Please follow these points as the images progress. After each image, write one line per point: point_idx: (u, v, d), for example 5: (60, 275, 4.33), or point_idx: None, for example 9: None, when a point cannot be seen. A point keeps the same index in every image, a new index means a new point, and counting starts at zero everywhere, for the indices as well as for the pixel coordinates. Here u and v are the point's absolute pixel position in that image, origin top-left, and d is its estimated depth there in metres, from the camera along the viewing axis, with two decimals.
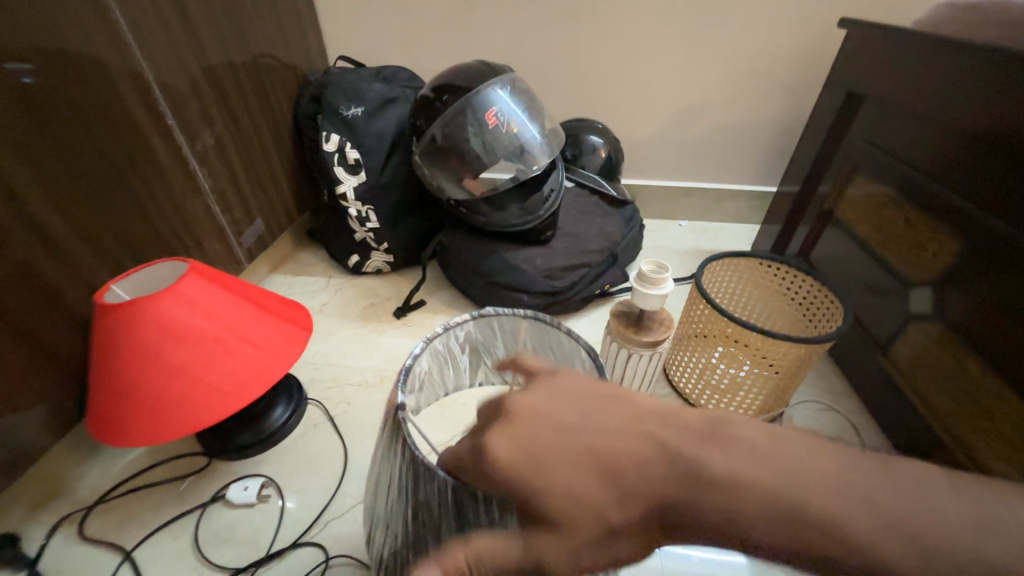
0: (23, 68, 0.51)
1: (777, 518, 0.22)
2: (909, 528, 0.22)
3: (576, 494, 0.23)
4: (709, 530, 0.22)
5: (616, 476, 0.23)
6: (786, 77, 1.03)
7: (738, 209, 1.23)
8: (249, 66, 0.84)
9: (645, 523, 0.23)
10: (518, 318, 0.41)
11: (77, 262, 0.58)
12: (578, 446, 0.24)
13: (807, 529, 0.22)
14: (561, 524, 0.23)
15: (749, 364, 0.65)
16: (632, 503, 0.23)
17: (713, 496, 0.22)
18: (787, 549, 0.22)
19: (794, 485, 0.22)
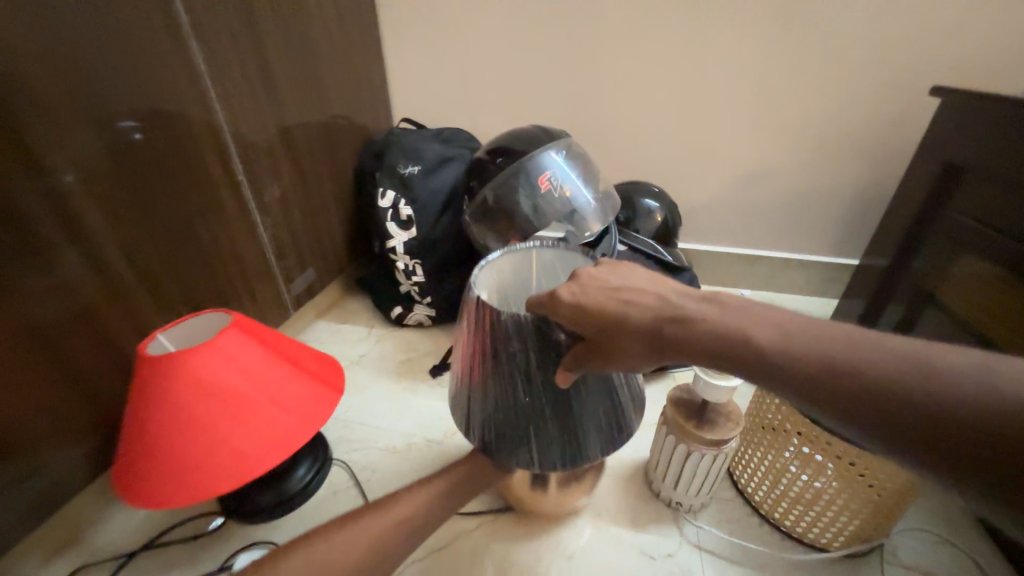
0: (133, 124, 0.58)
1: (749, 342, 0.33)
2: (860, 362, 0.30)
3: (614, 308, 0.38)
4: (703, 346, 0.35)
5: (640, 307, 0.38)
6: (866, 144, 0.95)
7: (809, 280, 1.12)
8: (321, 126, 0.90)
9: (659, 335, 0.37)
10: (529, 250, 0.50)
11: (136, 305, 0.60)
12: (616, 293, 0.39)
13: (774, 347, 0.33)
14: (598, 330, 0.38)
15: (838, 478, 0.54)
16: (653, 318, 0.37)
17: (703, 324, 0.35)
18: (769, 370, 0.32)
19: (763, 325, 0.34)
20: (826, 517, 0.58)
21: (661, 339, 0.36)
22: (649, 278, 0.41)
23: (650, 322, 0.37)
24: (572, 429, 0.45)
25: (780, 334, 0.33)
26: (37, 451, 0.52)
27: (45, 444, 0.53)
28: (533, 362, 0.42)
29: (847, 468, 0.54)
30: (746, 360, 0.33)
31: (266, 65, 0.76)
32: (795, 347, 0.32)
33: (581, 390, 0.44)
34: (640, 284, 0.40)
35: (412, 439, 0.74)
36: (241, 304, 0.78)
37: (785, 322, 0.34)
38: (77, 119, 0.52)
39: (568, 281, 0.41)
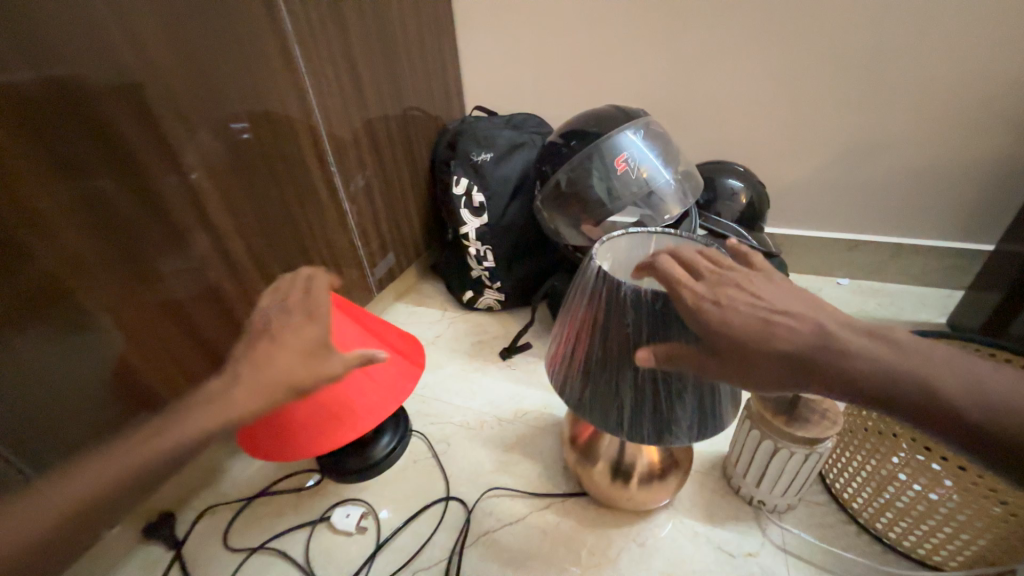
0: (241, 127, 0.64)
1: (884, 377, 0.36)
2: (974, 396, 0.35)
3: (764, 332, 0.36)
4: (835, 377, 0.36)
5: (785, 333, 0.36)
6: (1012, 106, 0.80)
7: (926, 269, 0.98)
8: (399, 117, 0.94)
9: (798, 364, 0.36)
10: (649, 235, 0.51)
11: (247, 284, 0.69)
12: (765, 311, 0.36)
13: (900, 384, 0.36)
14: (738, 354, 0.36)
15: (965, 493, 0.48)
16: (799, 345, 0.36)
17: (843, 358, 0.36)
18: (889, 398, 0.36)
19: (901, 363, 0.36)
20: (941, 534, 0.51)
21: (802, 366, 0.36)
22: (801, 298, 0.38)
23: (794, 346, 0.36)
24: (667, 410, 0.45)
25: (915, 368, 0.36)
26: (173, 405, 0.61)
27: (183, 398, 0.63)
28: (644, 337, 0.42)
29: (974, 482, 0.47)
30: (877, 392, 0.36)
31: (352, 61, 0.81)
32: (922, 383, 0.35)
33: (678, 379, 0.43)
34: (789, 303, 0.37)
35: (484, 418, 0.77)
36: (332, 285, 0.86)
37: (913, 353, 0.37)
38: (196, 122, 0.58)
39: (715, 291, 0.38)
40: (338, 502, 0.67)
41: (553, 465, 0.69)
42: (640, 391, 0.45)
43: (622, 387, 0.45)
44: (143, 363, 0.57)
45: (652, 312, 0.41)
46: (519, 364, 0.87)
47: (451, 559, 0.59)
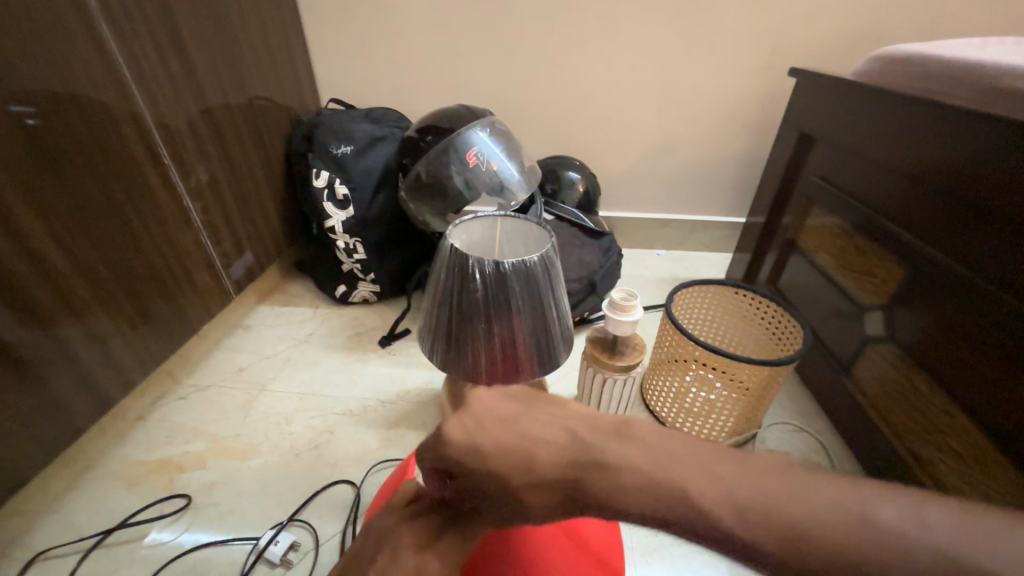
0: (26, 110, 0.54)
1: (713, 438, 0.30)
2: None
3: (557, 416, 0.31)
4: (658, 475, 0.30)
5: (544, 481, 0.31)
6: (749, 116, 1.11)
7: (712, 239, 1.29)
8: (245, 107, 0.89)
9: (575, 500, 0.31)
10: (496, 219, 0.61)
11: (69, 290, 0.61)
12: (517, 433, 0.32)
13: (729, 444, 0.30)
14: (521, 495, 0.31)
15: (719, 386, 0.71)
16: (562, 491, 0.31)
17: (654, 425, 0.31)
18: None
19: None
20: (712, 422, 0.75)
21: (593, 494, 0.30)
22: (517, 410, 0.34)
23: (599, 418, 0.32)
24: (513, 360, 0.55)
25: None
26: None
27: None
28: (488, 299, 0.52)
29: (729, 380, 0.70)
30: None
31: (181, 43, 0.74)
32: None
33: (522, 332, 0.54)
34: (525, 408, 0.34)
35: (367, 403, 0.80)
36: (180, 290, 0.79)
37: None
38: None
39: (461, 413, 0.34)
40: (211, 516, 0.64)
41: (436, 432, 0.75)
42: (490, 343, 0.54)
43: (477, 340, 0.54)
44: None
45: (493, 278, 0.51)
46: (400, 350, 0.92)
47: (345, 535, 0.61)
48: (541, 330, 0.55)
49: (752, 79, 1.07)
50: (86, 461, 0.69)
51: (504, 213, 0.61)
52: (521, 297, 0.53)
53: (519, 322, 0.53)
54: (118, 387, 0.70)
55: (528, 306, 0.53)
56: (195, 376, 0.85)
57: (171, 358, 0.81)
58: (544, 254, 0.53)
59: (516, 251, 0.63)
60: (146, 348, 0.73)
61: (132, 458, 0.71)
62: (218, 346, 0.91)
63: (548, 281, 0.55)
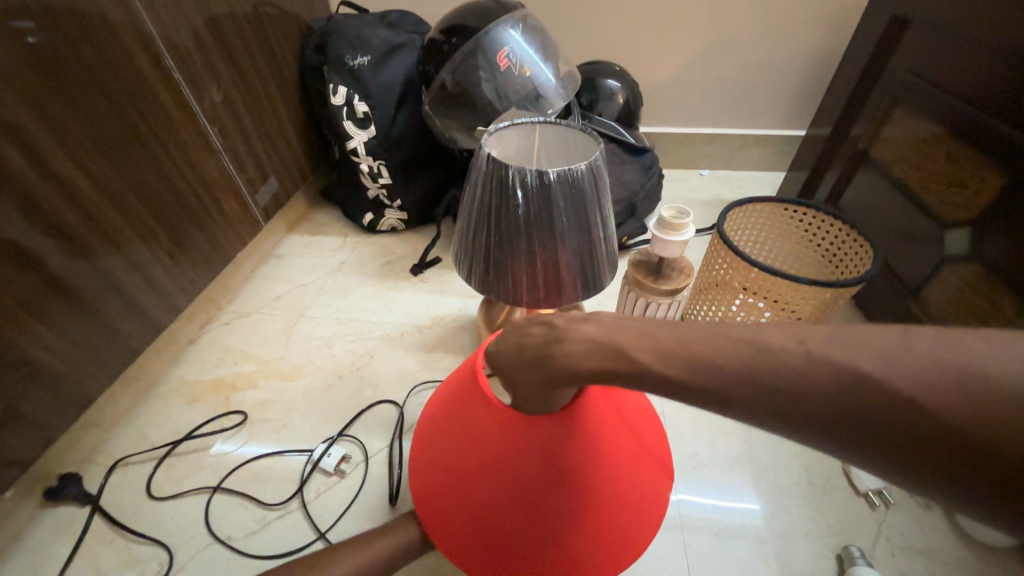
0: (29, 23, 0.50)
1: None
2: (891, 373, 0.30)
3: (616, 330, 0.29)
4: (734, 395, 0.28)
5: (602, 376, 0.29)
6: (825, 2, 0.94)
7: (764, 155, 1.17)
8: (251, 14, 0.81)
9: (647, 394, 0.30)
10: (534, 126, 0.55)
11: (103, 221, 0.60)
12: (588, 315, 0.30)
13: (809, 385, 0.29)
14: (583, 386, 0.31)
15: (771, 312, 0.67)
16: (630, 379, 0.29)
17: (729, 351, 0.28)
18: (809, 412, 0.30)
19: None
20: None
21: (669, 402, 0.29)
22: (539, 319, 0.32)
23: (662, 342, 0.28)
24: (554, 280, 0.52)
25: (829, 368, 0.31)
26: (36, 365, 0.55)
27: (57, 349, 0.57)
28: (528, 215, 0.48)
29: (784, 305, 0.65)
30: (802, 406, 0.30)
31: None
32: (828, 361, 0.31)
33: (565, 250, 0.50)
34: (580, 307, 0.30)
35: (404, 328, 0.81)
36: (210, 218, 0.78)
37: None
38: None
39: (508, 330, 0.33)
40: (267, 430, 0.68)
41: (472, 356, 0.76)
42: (530, 263, 0.51)
43: (515, 261, 0.51)
44: None
45: (534, 190, 0.47)
46: (432, 278, 0.90)
47: (392, 449, 0.64)
48: (586, 249, 0.51)
49: None
50: (148, 381, 0.73)
51: (543, 118, 0.54)
52: (565, 213, 0.48)
53: (562, 240, 0.49)
54: (165, 314, 0.72)
55: (573, 222, 0.49)
56: (237, 303, 0.86)
57: (211, 285, 0.82)
58: (592, 164, 0.48)
59: (555, 162, 0.57)
60: (186, 277, 0.74)
61: (188, 378, 0.75)
62: (253, 275, 0.92)
63: (596, 196, 0.49)
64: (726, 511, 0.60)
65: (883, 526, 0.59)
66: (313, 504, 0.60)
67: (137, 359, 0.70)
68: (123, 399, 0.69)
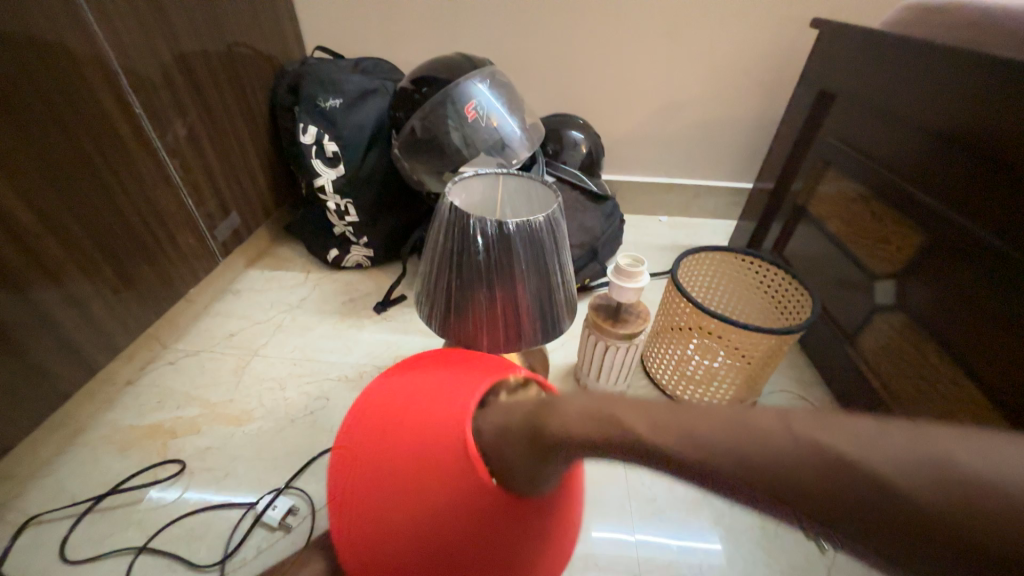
0: None
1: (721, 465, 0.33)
2: None
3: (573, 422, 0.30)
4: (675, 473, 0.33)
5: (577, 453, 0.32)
6: (764, 74, 1.05)
7: (717, 205, 1.25)
8: (224, 54, 0.82)
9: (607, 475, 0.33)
10: (498, 176, 0.57)
11: (43, 254, 0.57)
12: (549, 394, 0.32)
13: None
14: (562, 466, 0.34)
15: (722, 355, 0.69)
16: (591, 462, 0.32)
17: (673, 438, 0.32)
18: None
19: None
20: (713, 389, 0.74)
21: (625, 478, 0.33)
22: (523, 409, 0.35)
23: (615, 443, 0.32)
24: (512, 325, 0.53)
25: None
26: None
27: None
28: (486, 261, 0.49)
29: (734, 349, 0.68)
30: None
31: None
32: None
33: (524, 296, 0.51)
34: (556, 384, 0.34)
35: (363, 369, 0.79)
36: (162, 252, 0.75)
37: None
38: None
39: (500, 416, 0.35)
40: (207, 481, 0.63)
41: None
42: (488, 308, 0.52)
43: (475, 305, 0.52)
44: None
45: (493, 239, 0.48)
46: (395, 316, 0.89)
47: None
48: (544, 295, 0.53)
49: (770, 32, 1.00)
50: (75, 427, 0.67)
51: (507, 170, 0.56)
52: (523, 260, 0.50)
53: (522, 286, 0.51)
54: (102, 352, 0.67)
55: (531, 269, 0.50)
56: (185, 341, 0.82)
57: (158, 322, 0.78)
58: (549, 216, 0.50)
59: (518, 211, 0.60)
60: (130, 313, 0.71)
61: (123, 422, 0.70)
62: (206, 311, 0.88)
63: (554, 245, 0.52)
64: (688, 559, 0.59)
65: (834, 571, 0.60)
66: (253, 564, 0.56)
67: (65, 401, 0.65)
68: (43, 448, 0.63)
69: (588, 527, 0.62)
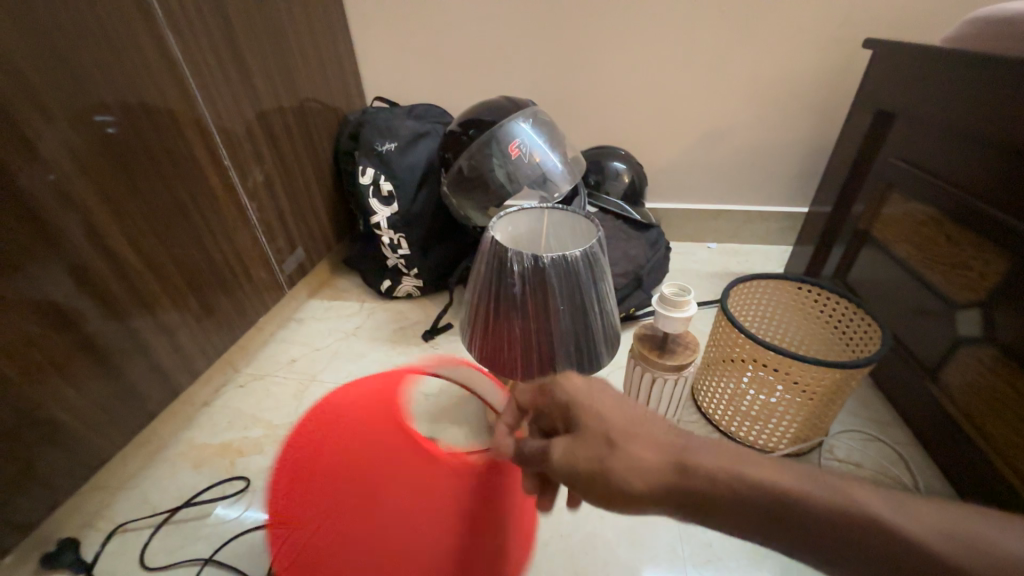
0: (108, 120, 0.59)
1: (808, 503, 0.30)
2: None
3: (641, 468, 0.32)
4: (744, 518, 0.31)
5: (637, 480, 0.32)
6: (814, 96, 1.02)
7: (770, 230, 1.20)
8: (297, 109, 0.93)
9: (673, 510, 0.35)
10: (541, 211, 0.59)
11: (143, 288, 0.66)
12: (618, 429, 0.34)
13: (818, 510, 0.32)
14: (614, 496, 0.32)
15: (780, 389, 0.65)
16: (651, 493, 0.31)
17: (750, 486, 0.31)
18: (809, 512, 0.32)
19: None
20: (771, 427, 0.69)
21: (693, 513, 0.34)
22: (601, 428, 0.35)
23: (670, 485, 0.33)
24: (552, 356, 0.53)
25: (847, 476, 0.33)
26: (59, 424, 0.58)
27: (81, 406, 0.60)
28: (527, 294, 0.51)
29: (793, 383, 0.64)
30: None
31: (238, 50, 0.78)
32: None
33: (564, 327, 0.52)
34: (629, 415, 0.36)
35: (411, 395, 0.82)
36: (238, 284, 0.83)
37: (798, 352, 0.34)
38: (54, 114, 0.53)
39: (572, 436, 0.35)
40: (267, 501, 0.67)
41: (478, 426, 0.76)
42: (528, 338, 0.53)
43: (516, 336, 0.53)
44: (28, 377, 0.53)
45: (534, 271, 0.50)
46: (442, 344, 0.92)
47: None
48: (581, 328, 0.53)
49: (818, 55, 0.98)
50: (159, 443, 0.75)
51: (549, 204, 0.59)
52: (562, 292, 0.51)
53: (562, 318, 0.52)
54: (185, 375, 0.75)
55: (570, 301, 0.51)
56: (254, 365, 0.90)
57: (232, 347, 0.86)
58: (587, 249, 0.51)
59: (561, 243, 0.61)
60: (209, 339, 0.78)
61: (198, 440, 0.76)
62: (273, 338, 0.96)
63: (591, 277, 0.52)
64: None
65: None
66: None
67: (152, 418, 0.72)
68: (132, 461, 0.71)
69: (638, 569, 0.59)
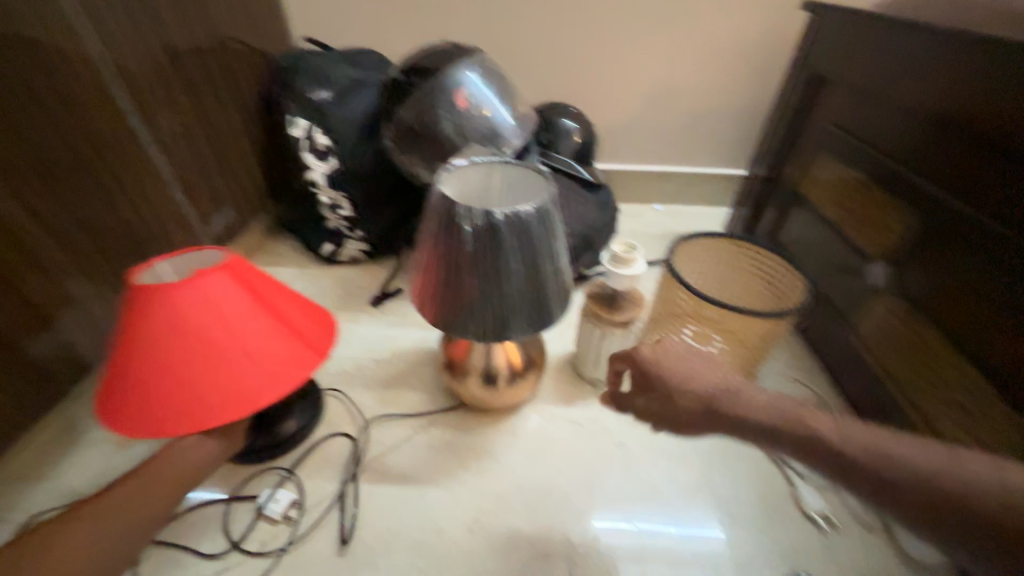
0: None
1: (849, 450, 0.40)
2: None
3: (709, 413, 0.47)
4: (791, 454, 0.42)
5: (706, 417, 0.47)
6: (757, 58, 1.05)
7: (711, 192, 1.25)
8: (214, 48, 0.80)
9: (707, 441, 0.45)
10: (492, 165, 0.57)
11: (37, 256, 0.56)
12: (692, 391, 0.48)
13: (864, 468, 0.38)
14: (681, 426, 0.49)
15: (718, 340, 0.70)
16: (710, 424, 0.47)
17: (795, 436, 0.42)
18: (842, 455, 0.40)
19: None
20: None
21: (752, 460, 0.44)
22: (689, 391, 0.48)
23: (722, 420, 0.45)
24: (511, 318, 0.53)
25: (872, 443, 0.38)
26: None
27: None
28: (478, 250, 0.49)
29: (732, 334, 0.68)
30: None
31: None
32: None
33: (523, 288, 0.52)
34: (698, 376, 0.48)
35: (361, 363, 0.79)
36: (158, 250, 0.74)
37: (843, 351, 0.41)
38: None
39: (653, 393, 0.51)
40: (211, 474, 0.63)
41: (433, 390, 0.76)
42: (484, 300, 0.52)
43: (472, 297, 0.52)
44: None
45: (490, 230, 0.48)
46: (393, 310, 0.89)
47: (343, 496, 0.61)
48: (536, 288, 0.53)
49: (762, 15, 0.99)
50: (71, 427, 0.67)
51: (499, 158, 0.57)
52: (517, 251, 0.50)
53: (515, 276, 0.51)
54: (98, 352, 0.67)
55: (525, 260, 0.51)
56: None
57: None
58: (541, 205, 0.50)
59: (518, 194, 0.57)
60: None
61: None
62: None
63: (545, 235, 0.52)
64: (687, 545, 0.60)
65: (832, 551, 0.60)
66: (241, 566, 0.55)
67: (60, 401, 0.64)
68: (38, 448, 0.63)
69: (589, 512, 0.62)
